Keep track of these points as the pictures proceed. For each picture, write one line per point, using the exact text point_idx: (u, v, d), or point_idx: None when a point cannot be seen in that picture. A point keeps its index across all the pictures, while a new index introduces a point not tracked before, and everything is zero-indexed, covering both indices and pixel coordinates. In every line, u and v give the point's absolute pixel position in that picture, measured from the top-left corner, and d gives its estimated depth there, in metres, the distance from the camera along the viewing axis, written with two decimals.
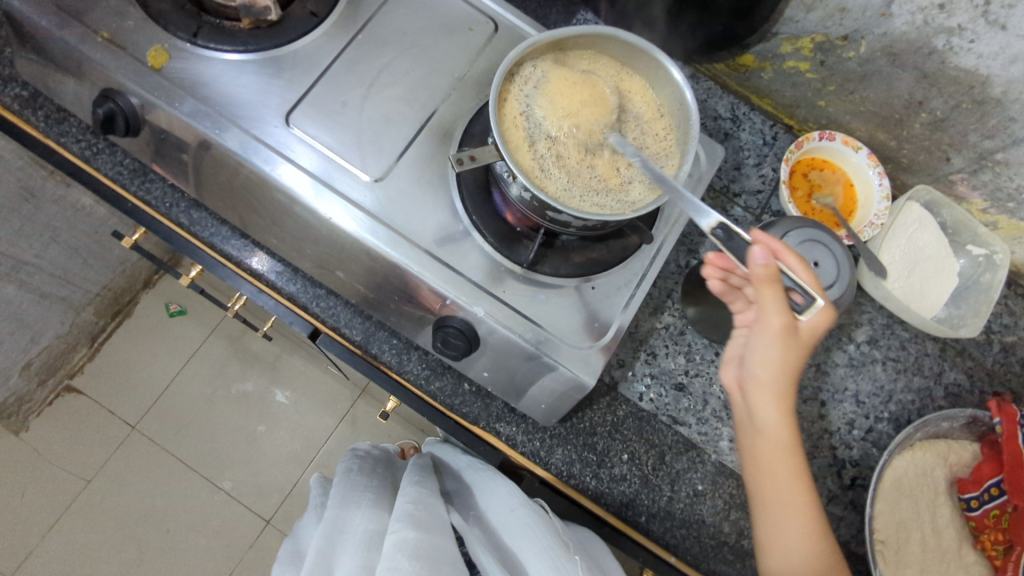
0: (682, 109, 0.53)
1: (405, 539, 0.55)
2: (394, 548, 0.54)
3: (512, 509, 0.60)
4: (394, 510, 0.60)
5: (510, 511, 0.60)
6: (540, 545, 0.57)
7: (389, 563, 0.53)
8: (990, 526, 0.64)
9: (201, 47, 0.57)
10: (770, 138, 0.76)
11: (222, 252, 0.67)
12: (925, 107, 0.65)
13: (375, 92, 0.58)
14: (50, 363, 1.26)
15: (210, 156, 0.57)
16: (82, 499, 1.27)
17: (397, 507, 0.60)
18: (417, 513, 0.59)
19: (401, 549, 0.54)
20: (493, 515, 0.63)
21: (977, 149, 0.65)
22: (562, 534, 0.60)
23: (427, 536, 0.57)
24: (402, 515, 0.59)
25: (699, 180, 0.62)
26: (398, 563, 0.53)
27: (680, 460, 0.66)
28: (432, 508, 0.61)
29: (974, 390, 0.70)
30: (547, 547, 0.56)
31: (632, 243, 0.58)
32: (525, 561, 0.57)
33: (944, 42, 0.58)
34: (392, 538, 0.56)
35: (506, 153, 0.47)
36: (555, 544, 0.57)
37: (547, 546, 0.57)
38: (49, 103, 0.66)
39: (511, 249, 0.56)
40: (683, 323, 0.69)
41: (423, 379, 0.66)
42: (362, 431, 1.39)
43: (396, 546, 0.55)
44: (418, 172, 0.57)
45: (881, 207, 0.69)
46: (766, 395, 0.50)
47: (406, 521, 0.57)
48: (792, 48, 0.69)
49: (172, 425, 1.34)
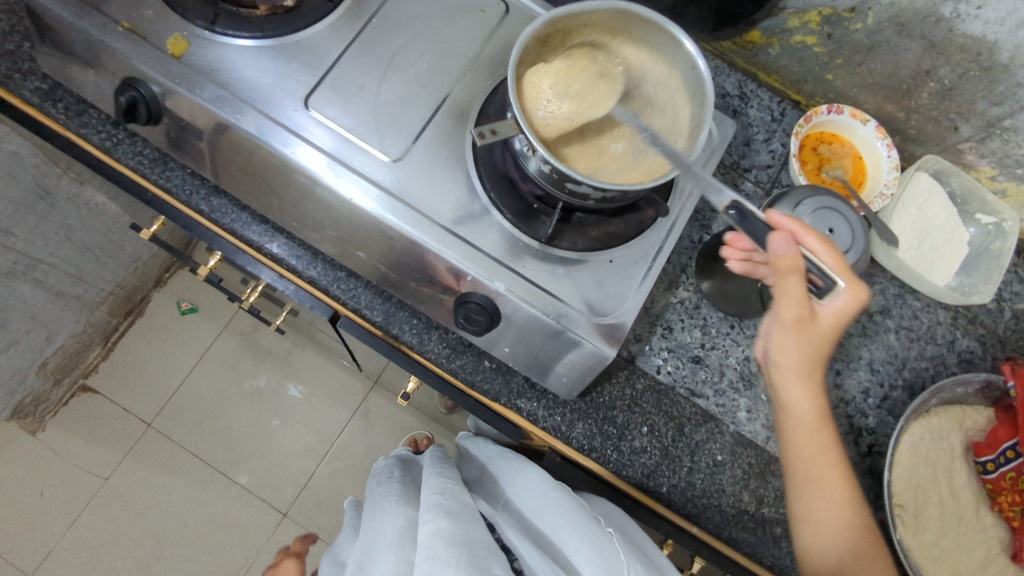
0: (694, 77, 0.54)
1: (440, 527, 0.56)
2: (430, 536, 0.56)
3: (545, 493, 0.62)
4: (423, 502, 0.62)
5: (543, 496, 0.62)
6: (575, 522, 0.58)
7: (427, 551, 0.54)
8: (1006, 487, 0.64)
9: (219, 34, 0.58)
10: (778, 114, 0.76)
11: (242, 238, 0.68)
12: (933, 76, 0.66)
13: (391, 74, 0.59)
14: (66, 362, 1.27)
15: (229, 142, 0.58)
16: (101, 496, 1.28)
17: (426, 500, 0.62)
18: (448, 503, 0.61)
19: (438, 537, 0.55)
20: (524, 502, 0.64)
21: (985, 117, 0.66)
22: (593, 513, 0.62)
23: (461, 523, 0.58)
24: (432, 505, 0.60)
25: (712, 154, 0.63)
26: (436, 550, 0.54)
27: (699, 431, 0.67)
28: (460, 497, 0.63)
29: (986, 356, 0.71)
30: (582, 524, 0.58)
31: (648, 216, 0.59)
32: (560, 540, 0.59)
33: (951, 9, 0.59)
34: (426, 527, 0.57)
35: (526, 126, 0.48)
36: (588, 521, 0.58)
37: (580, 524, 0.58)
38: (69, 95, 0.67)
39: (531, 224, 0.57)
40: (698, 298, 0.70)
41: (444, 357, 0.67)
42: (375, 423, 1.40)
43: (433, 534, 0.56)
44: (435, 151, 0.58)
45: (892, 177, 0.70)
46: (791, 377, 0.55)
47: (437, 511, 0.59)
48: (799, 22, 0.69)
49: (188, 421, 1.35)
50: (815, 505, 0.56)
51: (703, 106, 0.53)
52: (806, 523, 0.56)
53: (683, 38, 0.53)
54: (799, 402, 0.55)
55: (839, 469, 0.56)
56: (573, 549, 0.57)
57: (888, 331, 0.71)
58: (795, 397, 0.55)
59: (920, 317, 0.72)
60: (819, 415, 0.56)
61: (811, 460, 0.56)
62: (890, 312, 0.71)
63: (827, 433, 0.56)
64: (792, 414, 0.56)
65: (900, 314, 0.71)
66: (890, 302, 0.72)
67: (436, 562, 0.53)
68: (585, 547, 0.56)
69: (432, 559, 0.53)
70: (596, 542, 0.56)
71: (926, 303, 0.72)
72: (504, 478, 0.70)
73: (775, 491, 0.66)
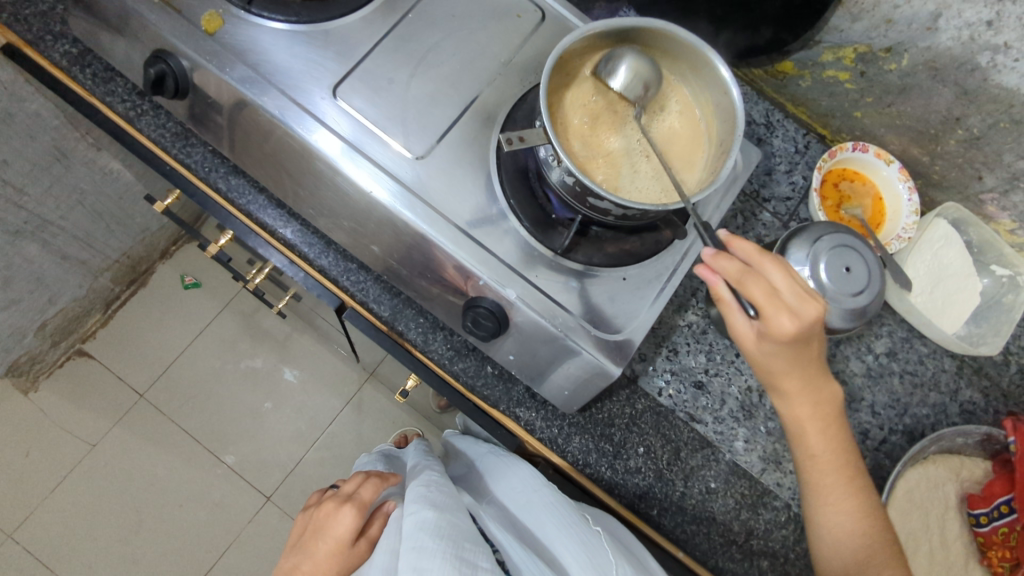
0: (727, 103, 0.53)
1: (425, 520, 0.55)
2: (415, 529, 0.54)
3: (535, 489, 0.63)
4: (408, 494, 0.60)
5: (532, 493, 0.63)
6: (563, 520, 0.59)
7: (413, 543, 0.53)
8: (998, 542, 0.64)
9: (255, 14, 0.58)
10: (802, 146, 0.76)
11: (257, 220, 0.67)
12: (962, 124, 0.66)
13: (422, 72, 0.59)
14: (64, 326, 1.27)
15: (254, 123, 0.58)
16: (86, 463, 1.28)
17: (412, 491, 0.60)
18: (433, 494, 0.59)
19: (424, 529, 0.54)
20: (509, 497, 0.64)
21: (1010, 169, 0.66)
22: (579, 509, 0.62)
23: (447, 514, 0.56)
24: (417, 498, 0.58)
25: (734, 180, 0.63)
26: (422, 543, 0.53)
27: (695, 457, 0.67)
28: (444, 488, 0.61)
29: (989, 409, 0.71)
30: (570, 524, 0.59)
31: (665, 236, 0.59)
32: (546, 538, 0.59)
33: (988, 59, 0.59)
34: (411, 519, 0.55)
35: (553, 136, 0.47)
36: (574, 520, 0.59)
37: (567, 521, 0.59)
38: (98, 61, 0.67)
39: (547, 234, 0.57)
40: (706, 322, 0.70)
41: (447, 359, 0.67)
42: (367, 416, 1.39)
43: (418, 527, 0.54)
44: (458, 154, 0.58)
45: (910, 220, 0.70)
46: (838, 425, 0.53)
47: (422, 502, 0.57)
48: (834, 57, 0.70)
49: (180, 396, 1.34)
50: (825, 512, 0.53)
51: (731, 135, 0.52)
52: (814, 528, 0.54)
53: (721, 65, 0.52)
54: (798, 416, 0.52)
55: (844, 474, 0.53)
56: (558, 544, 0.58)
57: (892, 375, 0.70)
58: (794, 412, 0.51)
59: (926, 363, 0.71)
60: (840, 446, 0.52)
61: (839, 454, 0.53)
62: (897, 355, 0.71)
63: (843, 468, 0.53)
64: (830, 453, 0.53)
65: (906, 358, 0.71)
66: (897, 345, 0.71)
67: (423, 555, 0.52)
68: (575, 547, 0.57)
69: (418, 551, 0.52)
70: (584, 539, 0.57)
71: (933, 350, 0.71)
72: (489, 472, 0.69)
73: (765, 524, 0.66)
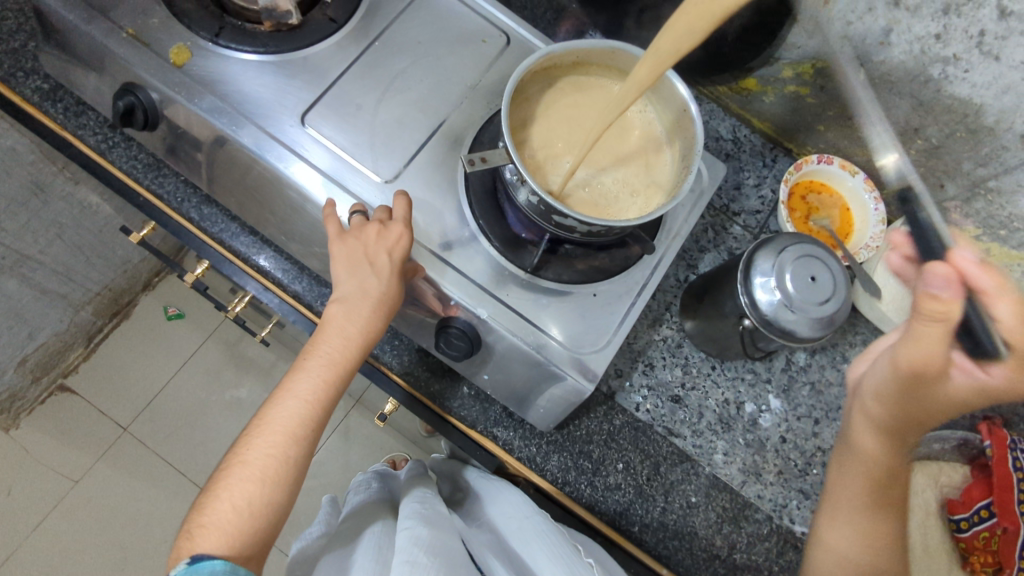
0: (686, 118, 0.55)
1: (419, 536, 0.54)
2: (409, 543, 0.53)
3: (526, 514, 0.62)
4: (403, 509, 0.60)
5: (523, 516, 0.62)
6: (553, 546, 0.57)
7: (406, 557, 0.52)
8: (979, 547, 0.64)
9: (222, 46, 0.58)
10: (769, 160, 0.79)
11: (230, 248, 0.68)
12: (920, 134, 0.67)
13: (390, 97, 0.60)
14: (46, 361, 1.26)
15: (226, 153, 0.59)
16: (68, 500, 1.25)
17: (407, 508, 0.60)
18: (428, 513, 0.59)
19: (417, 544, 0.53)
20: (502, 521, 0.63)
21: (970, 177, 0.66)
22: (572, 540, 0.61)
23: (440, 534, 0.56)
24: (413, 515, 0.58)
25: (701, 195, 0.64)
26: (415, 557, 0.52)
27: (674, 471, 0.67)
28: (439, 508, 0.61)
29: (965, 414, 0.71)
30: (562, 551, 0.57)
31: (634, 252, 0.60)
32: (534, 564, 0.58)
33: (940, 70, 0.60)
34: (405, 534, 0.55)
35: (515, 156, 0.48)
36: (567, 550, 0.57)
37: (558, 549, 0.57)
38: (69, 96, 0.68)
39: (517, 253, 0.57)
40: (681, 337, 0.71)
41: (423, 380, 0.68)
42: (354, 442, 1.38)
43: (412, 542, 0.53)
44: (427, 177, 0.59)
45: (877, 230, 0.70)
46: (866, 423, 0.55)
47: (417, 519, 0.57)
48: (793, 73, 0.72)
49: (164, 428, 1.33)
50: (836, 532, 0.57)
51: (691, 149, 0.54)
52: (818, 545, 0.59)
53: (676, 82, 0.53)
54: (871, 449, 0.55)
55: (867, 497, 0.56)
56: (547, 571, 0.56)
57: None
58: (867, 442, 0.56)
59: None
60: (896, 459, 0.55)
61: (841, 483, 0.58)
62: None
63: (876, 476, 0.56)
64: (864, 450, 0.56)
65: None
66: None
67: (416, 569, 0.50)
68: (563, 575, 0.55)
69: (410, 564, 0.51)
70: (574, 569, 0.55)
71: None
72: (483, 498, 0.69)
73: (748, 537, 0.66)
